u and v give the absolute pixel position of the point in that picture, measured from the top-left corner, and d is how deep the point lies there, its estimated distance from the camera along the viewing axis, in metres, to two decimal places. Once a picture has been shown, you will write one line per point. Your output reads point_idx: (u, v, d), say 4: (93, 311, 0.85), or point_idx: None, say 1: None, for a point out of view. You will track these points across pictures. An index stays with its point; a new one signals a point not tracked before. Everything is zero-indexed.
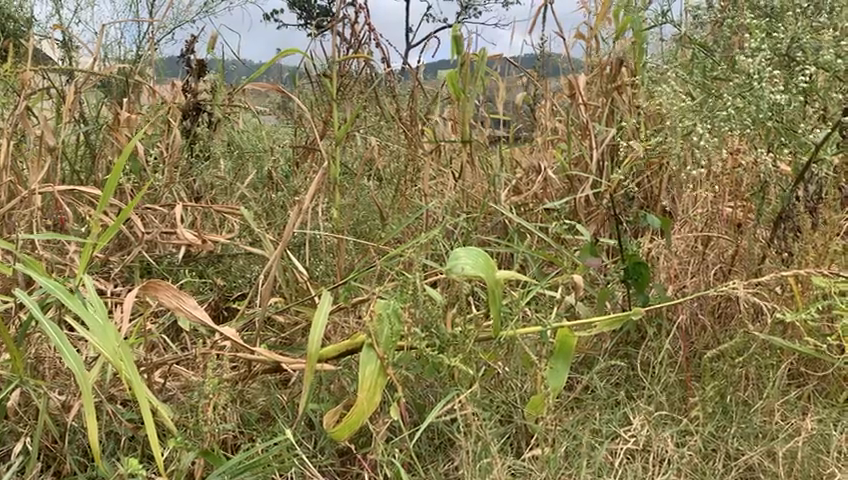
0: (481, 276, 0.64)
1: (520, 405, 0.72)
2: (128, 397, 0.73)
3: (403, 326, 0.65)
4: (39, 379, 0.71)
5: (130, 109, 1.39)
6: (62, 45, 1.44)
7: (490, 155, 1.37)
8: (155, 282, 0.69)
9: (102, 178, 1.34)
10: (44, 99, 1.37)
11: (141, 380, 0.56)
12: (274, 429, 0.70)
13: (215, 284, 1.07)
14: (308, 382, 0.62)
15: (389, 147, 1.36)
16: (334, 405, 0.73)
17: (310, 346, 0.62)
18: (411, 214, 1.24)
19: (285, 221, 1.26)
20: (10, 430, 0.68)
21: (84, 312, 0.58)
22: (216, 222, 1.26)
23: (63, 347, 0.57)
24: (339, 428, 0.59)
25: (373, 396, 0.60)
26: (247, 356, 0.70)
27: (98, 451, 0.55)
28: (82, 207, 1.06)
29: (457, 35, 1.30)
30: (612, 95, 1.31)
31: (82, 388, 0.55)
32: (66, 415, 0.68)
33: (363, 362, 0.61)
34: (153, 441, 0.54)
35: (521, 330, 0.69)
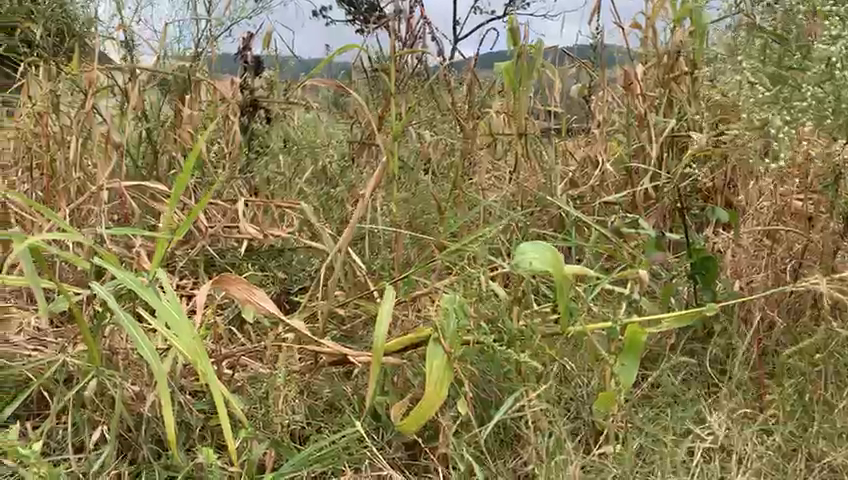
0: (548, 271, 0.63)
1: (588, 401, 0.70)
2: (199, 387, 0.74)
3: (470, 322, 0.65)
4: (113, 369, 0.72)
5: (191, 106, 1.42)
6: (125, 44, 1.48)
7: (546, 147, 1.35)
8: (226, 276, 0.71)
9: (166, 174, 1.37)
10: (109, 97, 1.41)
11: (215, 372, 0.57)
12: (342, 421, 0.71)
13: (277, 277, 1.13)
14: (375, 377, 0.62)
15: (445, 140, 1.37)
16: (400, 398, 0.73)
17: (376, 340, 0.63)
18: (468, 208, 1.23)
19: (344, 216, 1.28)
20: (87, 418, 0.70)
21: (159, 304, 0.60)
22: (275, 216, 1.28)
23: (141, 338, 0.60)
24: (409, 419, 0.58)
25: (441, 389, 0.59)
26: (314, 349, 0.71)
27: (176, 438, 0.57)
28: (148, 202, 1.08)
29: (513, 27, 1.29)
30: (668, 86, 1.29)
31: (159, 378, 0.57)
32: (141, 404, 0.70)
33: (429, 356, 0.60)
34: (227, 431, 0.56)
35: (590, 326, 0.68)
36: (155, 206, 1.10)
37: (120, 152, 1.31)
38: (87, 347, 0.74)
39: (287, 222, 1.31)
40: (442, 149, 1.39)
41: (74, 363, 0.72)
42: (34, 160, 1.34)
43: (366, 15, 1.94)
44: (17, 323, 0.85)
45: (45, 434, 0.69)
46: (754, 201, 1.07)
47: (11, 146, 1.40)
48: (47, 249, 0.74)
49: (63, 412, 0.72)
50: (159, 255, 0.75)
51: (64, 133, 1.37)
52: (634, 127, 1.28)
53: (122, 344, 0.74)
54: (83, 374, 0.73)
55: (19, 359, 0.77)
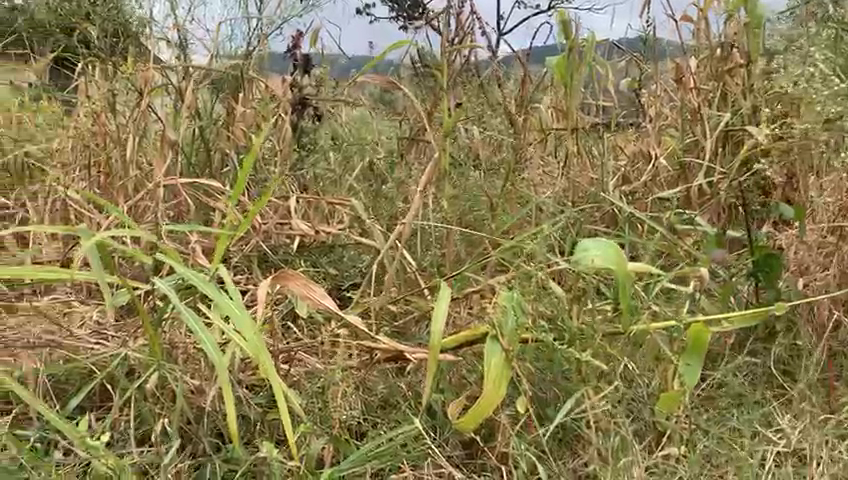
0: (612, 269, 0.62)
1: (650, 401, 0.69)
2: (256, 382, 0.75)
3: (529, 319, 0.64)
4: (174, 363, 0.74)
5: (244, 104, 1.44)
6: (179, 44, 1.50)
7: (598, 143, 1.33)
8: (286, 273, 0.72)
9: (218, 171, 1.39)
10: (164, 96, 1.44)
11: (274, 367, 0.58)
12: (399, 418, 0.71)
13: (328, 273, 1.14)
14: (433, 374, 0.62)
15: (496, 137, 1.36)
16: (456, 396, 0.73)
17: (433, 336, 0.62)
18: (520, 205, 1.22)
19: (393, 212, 1.27)
20: (149, 411, 0.71)
21: (221, 300, 0.62)
22: (325, 213, 1.29)
23: (203, 332, 0.62)
24: (467, 417, 0.58)
25: (500, 387, 0.58)
26: (371, 346, 0.71)
27: (238, 432, 0.58)
28: (203, 199, 1.10)
29: (565, 20, 1.27)
30: (723, 79, 1.25)
31: (219, 373, 0.58)
32: (201, 398, 0.71)
33: (487, 354, 0.60)
34: (286, 426, 0.56)
35: (653, 326, 0.67)
36: (210, 203, 1.12)
37: (174, 149, 1.33)
38: (148, 341, 0.76)
39: (338, 219, 1.32)
40: (492, 145, 1.38)
41: (136, 357, 0.73)
42: (92, 159, 1.37)
43: (412, 12, 1.93)
44: (79, 317, 0.88)
45: (109, 426, 0.70)
46: (819, 197, 1.04)
47: (70, 144, 1.44)
48: (111, 245, 0.76)
49: (126, 404, 0.73)
50: (220, 252, 0.80)
51: (121, 132, 1.40)
52: (689, 121, 1.26)
53: (182, 339, 0.76)
54: (144, 368, 0.75)
55: (82, 352, 0.79)
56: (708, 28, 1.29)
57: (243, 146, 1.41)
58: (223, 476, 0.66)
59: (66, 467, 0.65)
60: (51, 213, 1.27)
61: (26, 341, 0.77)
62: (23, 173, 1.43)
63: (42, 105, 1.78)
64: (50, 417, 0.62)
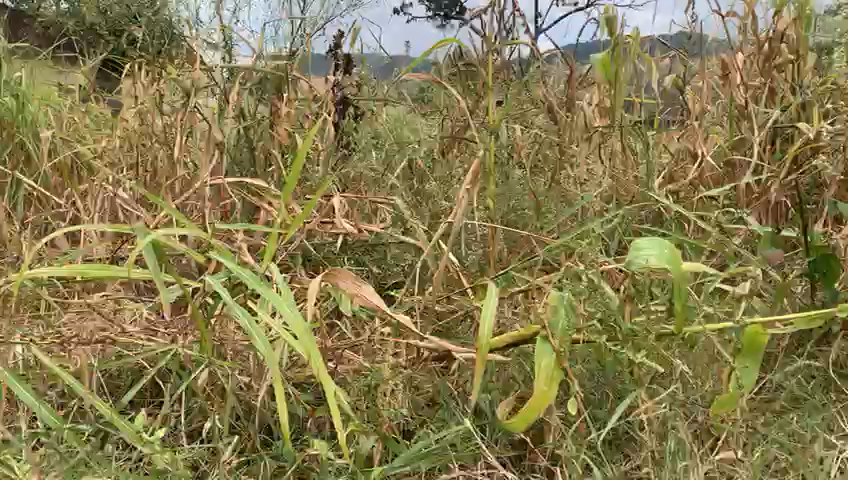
0: (668, 269, 0.61)
1: (703, 404, 0.68)
2: (304, 379, 0.76)
3: (579, 320, 0.64)
4: (224, 360, 0.75)
5: (287, 104, 1.45)
6: (223, 45, 1.52)
7: (643, 140, 1.31)
8: (335, 271, 0.73)
9: (262, 170, 1.40)
10: (209, 96, 1.46)
11: (324, 364, 0.59)
12: (447, 417, 0.71)
13: (372, 271, 1.14)
14: (482, 374, 0.62)
15: (539, 135, 1.34)
16: (504, 396, 0.72)
17: (482, 335, 0.62)
18: (564, 204, 1.21)
19: (436, 211, 1.27)
20: (201, 407, 0.73)
21: (271, 298, 0.63)
22: (369, 212, 1.29)
23: (253, 329, 0.63)
24: (517, 418, 0.58)
25: (550, 388, 0.58)
26: (419, 344, 0.71)
27: (288, 428, 0.59)
28: (249, 198, 1.11)
29: (609, 16, 1.24)
30: (770, 74, 1.20)
31: (270, 369, 0.59)
32: (250, 395, 0.72)
33: (538, 354, 0.59)
34: (336, 423, 0.57)
35: (710, 327, 0.66)
36: (256, 202, 1.13)
37: (220, 149, 1.35)
38: (198, 338, 0.77)
39: (381, 217, 1.32)
40: (535, 143, 1.37)
41: (187, 353, 0.74)
42: (141, 159, 1.40)
43: (449, 11, 1.92)
44: (131, 314, 0.89)
45: (161, 421, 0.72)
46: None
47: (118, 145, 1.47)
48: (166, 244, 0.78)
49: (178, 400, 0.75)
50: (270, 250, 0.81)
51: (168, 132, 1.42)
52: (737, 118, 1.23)
53: (231, 335, 0.77)
54: (195, 365, 0.76)
55: (133, 348, 0.81)
56: (754, 22, 1.25)
57: (287, 145, 1.43)
58: (274, 473, 0.66)
59: (120, 461, 0.66)
60: (101, 212, 1.30)
61: (80, 336, 0.79)
62: (75, 173, 1.46)
63: (91, 106, 1.82)
64: (109, 415, 0.62)
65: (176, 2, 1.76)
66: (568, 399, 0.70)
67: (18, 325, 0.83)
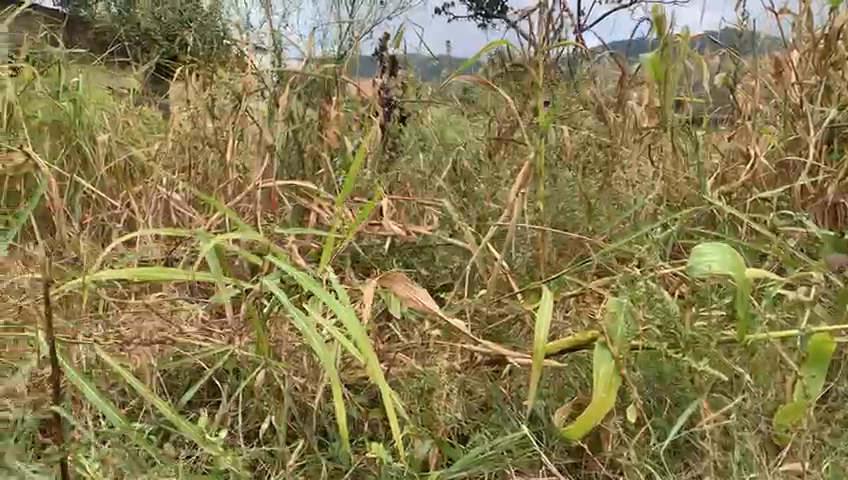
0: (730, 275, 0.60)
1: (764, 413, 0.67)
2: (358, 382, 0.77)
3: (637, 325, 0.63)
4: (280, 362, 0.76)
5: (335, 106, 1.47)
6: (273, 48, 1.55)
7: (695, 141, 1.29)
8: (391, 275, 0.74)
9: (311, 173, 1.42)
10: (259, 100, 1.48)
11: (382, 367, 0.59)
12: (503, 421, 0.71)
13: (420, 273, 1.15)
14: (539, 380, 0.61)
15: (587, 137, 1.33)
16: (558, 401, 0.72)
17: (538, 341, 0.62)
18: (615, 207, 1.20)
19: (483, 212, 1.27)
20: (258, 407, 0.74)
21: (329, 301, 0.64)
22: (417, 213, 1.30)
23: (312, 331, 0.63)
24: (576, 424, 0.57)
25: (610, 395, 0.57)
26: (472, 348, 0.71)
27: (347, 430, 0.59)
28: (301, 200, 1.13)
29: (659, 15, 1.22)
30: (827, 73, 1.17)
31: (329, 371, 0.60)
32: (307, 396, 0.73)
33: (597, 360, 0.59)
34: (394, 425, 0.57)
35: (774, 334, 0.65)
36: (307, 204, 1.15)
37: (270, 152, 1.37)
38: (254, 339, 0.78)
39: (429, 219, 1.31)
40: (584, 144, 1.36)
41: (244, 354, 0.76)
42: (192, 161, 1.43)
43: (492, 11, 1.92)
44: (187, 315, 0.92)
45: (220, 421, 0.73)
46: None
47: (171, 148, 1.50)
48: (228, 248, 0.81)
49: (236, 400, 0.76)
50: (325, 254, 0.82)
51: (219, 135, 1.45)
52: (793, 118, 1.20)
53: (287, 338, 0.78)
54: (253, 365, 0.77)
55: (190, 349, 0.83)
56: (810, 19, 1.22)
57: (335, 148, 1.44)
58: (331, 474, 0.67)
59: (181, 459, 0.68)
60: (155, 214, 1.33)
61: (140, 337, 0.81)
62: (131, 175, 1.50)
63: (143, 109, 1.86)
64: (173, 416, 0.62)
65: (226, 7, 1.80)
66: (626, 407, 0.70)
67: (82, 324, 0.86)
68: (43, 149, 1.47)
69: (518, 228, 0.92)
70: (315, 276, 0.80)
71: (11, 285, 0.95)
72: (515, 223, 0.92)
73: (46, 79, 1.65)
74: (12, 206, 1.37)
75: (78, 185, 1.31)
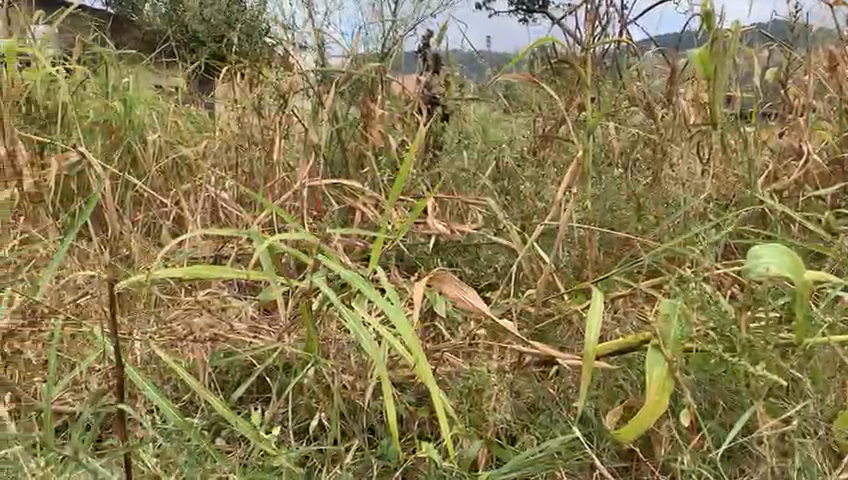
0: (788, 277, 0.58)
1: (824, 418, 0.65)
2: (407, 381, 0.77)
3: (691, 329, 0.62)
4: (329, 360, 0.77)
5: (379, 105, 1.47)
6: (317, 47, 1.56)
7: (746, 138, 1.26)
8: (440, 275, 0.75)
9: (356, 172, 1.43)
10: (303, 99, 1.50)
11: (432, 368, 0.59)
12: (553, 422, 0.71)
13: (465, 273, 1.15)
14: (590, 382, 0.61)
15: (634, 134, 1.31)
16: (608, 403, 0.72)
17: (588, 342, 0.61)
18: (662, 206, 1.18)
19: (527, 211, 1.27)
20: (309, 404, 0.75)
21: (379, 301, 0.64)
22: (461, 212, 1.30)
23: (362, 330, 0.64)
24: (626, 429, 0.56)
25: (663, 398, 0.56)
26: (522, 349, 0.71)
27: (397, 430, 0.60)
28: (346, 199, 1.13)
29: (709, 10, 1.19)
30: None
31: (379, 370, 0.60)
32: (356, 394, 0.74)
33: (650, 363, 0.58)
34: (443, 425, 0.57)
35: (834, 338, 0.64)
36: (352, 202, 1.15)
37: (316, 152, 1.39)
38: (304, 337, 0.79)
39: (473, 218, 1.30)
40: (630, 142, 1.34)
41: (293, 352, 0.77)
42: (239, 160, 1.45)
43: (533, 6, 1.91)
44: (236, 312, 0.93)
45: (272, 418, 0.74)
46: None
47: (219, 147, 1.53)
48: (278, 246, 0.82)
49: (286, 398, 0.77)
50: (374, 253, 0.82)
51: (265, 135, 1.47)
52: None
53: (335, 336, 0.79)
54: (303, 363, 0.78)
55: (240, 345, 0.85)
56: None
57: (379, 147, 1.44)
58: (382, 472, 0.68)
59: (234, 455, 0.69)
60: (203, 212, 1.36)
61: (193, 334, 0.83)
62: (179, 174, 1.53)
63: (190, 108, 1.90)
64: (228, 412, 0.63)
65: (270, 6, 1.82)
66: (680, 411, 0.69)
67: (136, 320, 0.88)
68: (95, 148, 1.51)
69: (565, 229, 0.91)
70: (364, 275, 0.81)
71: (68, 282, 0.98)
72: (563, 223, 0.91)
73: (97, 79, 1.69)
74: (66, 205, 1.41)
75: (130, 184, 1.34)
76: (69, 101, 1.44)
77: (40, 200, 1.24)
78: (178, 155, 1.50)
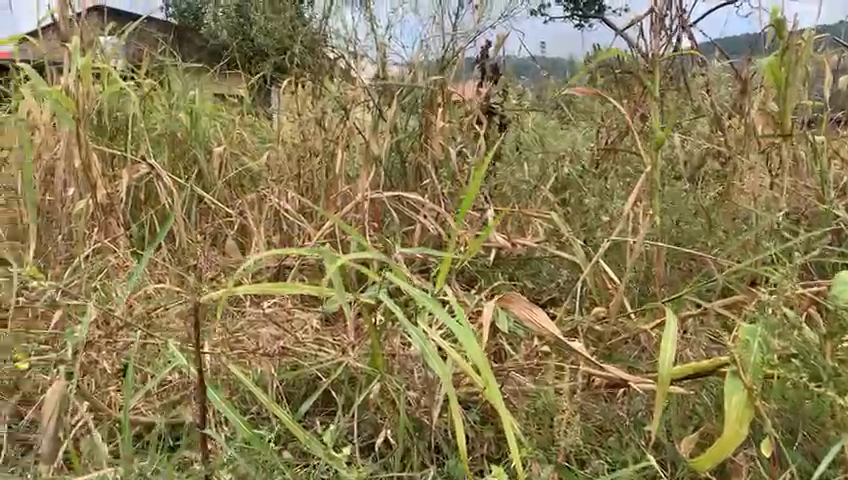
0: None
1: None
2: (473, 400, 0.77)
3: (773, 356, 0.60)
4: (396, 378, 0.77)
5: (440, 117, 1.47)
6: (378, 58, 1.57)
7: (820, 150, 1.22)
8: (509, 295, 0.74)
9: (417, 183, 1.43)
10: (365, 110, 1.51)
11: (502, 392, 0.59)
12: (624, 446, 0.70)
13: (527, 287, 1.14)
14: (664, 409, 0.59)
15: (703, 146, 1.28)
16: (681, 428, 0.70)
17: (663, 368, 0.60)
18: (732, 221, 1.15)
19: (591, 224, 1.24)
20: (375, 420, 0.76)
21: (449, 323, 0.64)
22: (522, 224, 1.29)
23: (432, 351, 0.64)
24: (702, 459, 0.55)
25: (741, 428, 0.55)
26: (593, 371, 0.70)
27: (467, 453, 0.59)
28: (408, 211, 1.14)
29: (782, 18, 1.16)
30: None
31: (449, 392, 0.60)
32: (423, 412, 0.74)
33: (728, 391, 0.56)
34: (514, 451, 0.57)
35: None
36: (414, 215, 1.15)
37: (377, 163, 1.40)
38: (369, 354, 0.80)
39: (534, 230, 1.29)
40: (698, 154, 1.30)
41: (359, 368, 0.78)
42: (301, 171, 1.47)
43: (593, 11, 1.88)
44: (300, 323, 0.94)
45: (339, 434, 0.75)
46: None
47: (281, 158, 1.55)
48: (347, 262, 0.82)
49: (352, 414, 0.78)
50: (443, 270, 0.82)
51: (327, 146, 1.49)
52: None
53: (400, 352, 0.79)
54: (369, 379, 0.79)
55: (306, 358, 0.86)
56: None
57: (439, 159, 1.44)
58: None
59: (303, 471, 0.70)
60: (266, 222, 1.38)
61: (260, 347, 0.84)
62: (243, 185, 1.56)
63: (251, 118, 1.93)
64: (299, 433, 0.64)
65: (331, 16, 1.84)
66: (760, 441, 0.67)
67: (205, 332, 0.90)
68: (163, 159, 1.55)
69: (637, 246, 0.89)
70: (430, 293, 0.81)
71: (139, 292, 1.01)
72: (638, 241, 0.89)
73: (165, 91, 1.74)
74: (135, 214, 1.45)
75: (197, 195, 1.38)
76: (139, 113, 1.48)
77: (112, 210, 1.24)
78: (242, 166, 1.53)
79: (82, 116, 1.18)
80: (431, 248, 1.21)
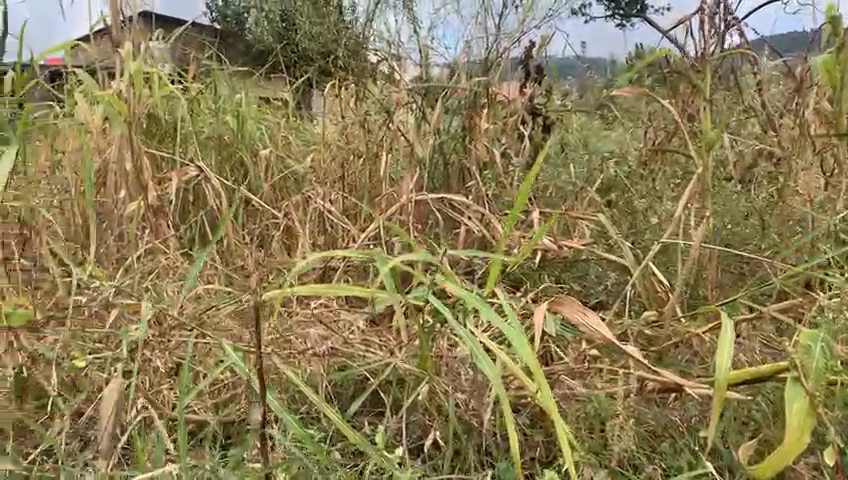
0: None
1: None
2: (522, 402, 0.77)
3: (834, 362, 0.59)
4: (444, 380, 0.77)
5: (484, 119, 1.47)
6: (422, 61, 1.58)
7: None
8: (562, 298, 0.74)
9: (461, 185, 1.43)
10: (408, 113, 1.51)
11: (555, 396, 0.59)
12: (679, 451, 0.69)
13: (574, 290, 1.13)
14: (721, 414, 0.58)
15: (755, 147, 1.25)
16: (737, 434, 0.69)
17: (720, 372, 0.58)
18: (786, 223, 1.12)
19: (641, 227, 1.23)
20: (425, 421, 0.76)
21: (500, 325, 0.64)
22: (568, 226, 1.28)
23: (483, 353, 0.64)
24: (761, 467, 0.53)
25: (802, 435, 0.53)
26: (646, 375, 0.69)
27: (520, 457, 0.59)
28: (453, 213, 1.13)
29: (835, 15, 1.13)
30: None
31: (501, 395, 0.60)
32: (473, 415, 0.74)
33: (789, 397, 0.55)
34: (566, 455, 0.56)
35: None
36: (458, 216, 1.15)
37: (421, 165, 1.40)
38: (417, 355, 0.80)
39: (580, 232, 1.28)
40: (749, 155, 1.28)
41: (409, 370, 0.78)
42: (346, 173, 1.48)
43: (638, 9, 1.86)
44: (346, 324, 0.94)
45: (387, 434, 0.75)
46: None
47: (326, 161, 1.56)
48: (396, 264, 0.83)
49: (401, 415, 0.78)
50: (493, 272, 0.82)
51: (371, 148, 1.50)
52: None
53: (447, 354, 0.79)
54: (418, 381, 0.79)
55: (354, 358, 0.86)
56: None
57: (484, 160, 1.44)
58: None
59: (354, 471, 0.70)
60: (312, 224, 1.39)
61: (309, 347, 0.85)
62: (288, 187, 1.58)
63: (296, 121, 1.95)
64: (350, 432, 0.64)
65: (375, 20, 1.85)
66: (821, 449, 0.65)
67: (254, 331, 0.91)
68: (210, 162, 1.57)
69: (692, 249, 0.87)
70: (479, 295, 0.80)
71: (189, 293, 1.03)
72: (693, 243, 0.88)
73: (211, 95, 1.77)
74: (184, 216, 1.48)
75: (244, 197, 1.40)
76: (187, 117, 1.51)
77: (162, 212, 1.27)
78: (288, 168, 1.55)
79: (133, 120, 1.21)
80: (475, 250, 1.21)
